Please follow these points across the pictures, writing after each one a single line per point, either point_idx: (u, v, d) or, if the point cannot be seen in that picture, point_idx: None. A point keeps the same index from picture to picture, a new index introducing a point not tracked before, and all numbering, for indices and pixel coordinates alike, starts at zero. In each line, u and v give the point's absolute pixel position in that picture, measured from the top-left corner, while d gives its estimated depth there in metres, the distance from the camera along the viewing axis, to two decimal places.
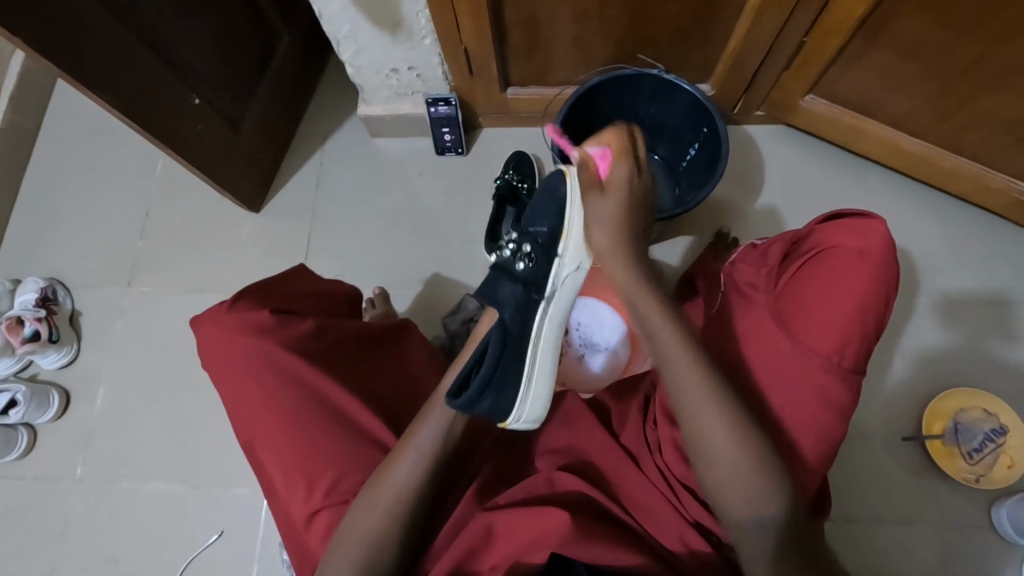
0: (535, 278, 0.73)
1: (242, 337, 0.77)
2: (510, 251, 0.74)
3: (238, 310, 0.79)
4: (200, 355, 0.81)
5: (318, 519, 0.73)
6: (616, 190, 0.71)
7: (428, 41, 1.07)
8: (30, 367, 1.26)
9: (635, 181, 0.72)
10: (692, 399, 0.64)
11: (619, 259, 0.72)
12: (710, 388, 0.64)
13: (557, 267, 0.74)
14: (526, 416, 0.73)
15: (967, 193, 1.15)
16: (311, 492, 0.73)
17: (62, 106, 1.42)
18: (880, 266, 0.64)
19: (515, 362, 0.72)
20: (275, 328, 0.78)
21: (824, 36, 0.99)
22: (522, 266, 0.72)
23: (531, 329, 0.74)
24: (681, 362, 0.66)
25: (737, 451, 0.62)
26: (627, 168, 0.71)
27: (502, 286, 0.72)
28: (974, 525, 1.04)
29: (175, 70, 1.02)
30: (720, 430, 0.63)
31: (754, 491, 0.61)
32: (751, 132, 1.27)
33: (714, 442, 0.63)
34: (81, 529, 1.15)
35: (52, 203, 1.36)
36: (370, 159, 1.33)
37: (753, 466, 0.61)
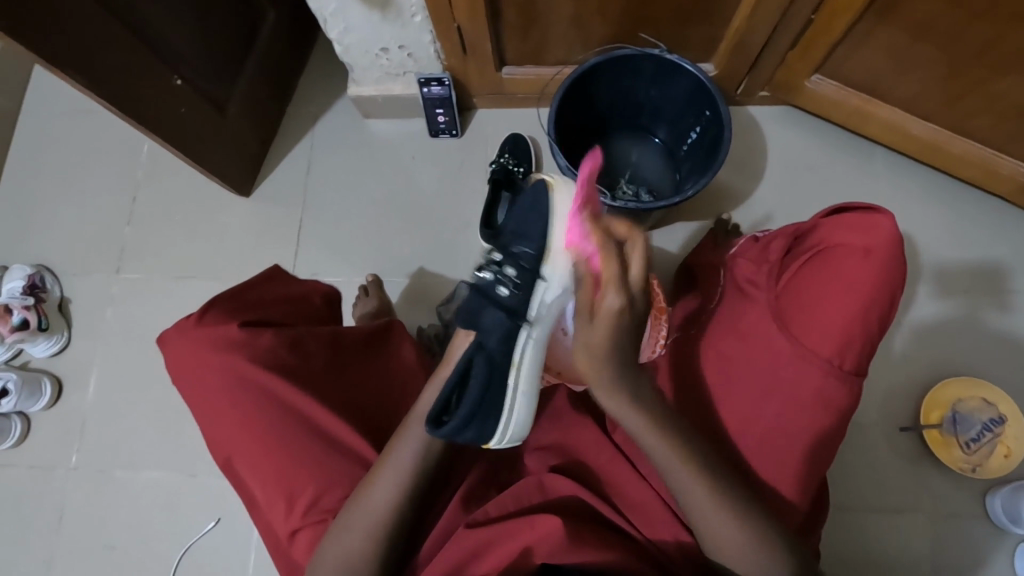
0: (520, 304, 0.68)
1: (212, 354, 0.76)
2: (490, 273, 0.69)
3: (206, 324, 0.78)
4: (173, 371, 0.80)
5: (299, 537, 0.73)
6: (601, 320, 0.58)
7: (419, 19, 1.02)
8: (21, 355, 1.24)
9: (625, 313, 0.57)
10: (696, 507, 0.62)
11: (594, 373, 0.61)
12: (699, 479, 0.62)
13: (542, 291, 0.69)
14: (511, 435, 0.71)
15: (976, 177, 1.12)
16: (291, 510, 0.73)
17: (42, 86, 1.37)
18: (885, 263, 0.62)
19: (499, 395, 0.68)
20: (243, 342, 0.77)
21: (832, 15, 0.95)
22: (505, 291, 0.68)
23: (515, 355, 0.69)
24: (658, 448, 0.62)
25: (725, 519, 0.61)
26: (613, 299, 0.57)
27: (485, 313, 0.68)
28: (968, 514, 1.05)
29: (154, 50, 0.98)
30: (728, 531, 0.61)
31: (743, 552, 0.61)
32: (754, 114, 1.23)
33: (710, 524, 0.62)
34: (80, 516, 1.15)
35: (37, 186, 1.32)
36: (361, 141, 1.29)
37: (751, 538, 0.61)
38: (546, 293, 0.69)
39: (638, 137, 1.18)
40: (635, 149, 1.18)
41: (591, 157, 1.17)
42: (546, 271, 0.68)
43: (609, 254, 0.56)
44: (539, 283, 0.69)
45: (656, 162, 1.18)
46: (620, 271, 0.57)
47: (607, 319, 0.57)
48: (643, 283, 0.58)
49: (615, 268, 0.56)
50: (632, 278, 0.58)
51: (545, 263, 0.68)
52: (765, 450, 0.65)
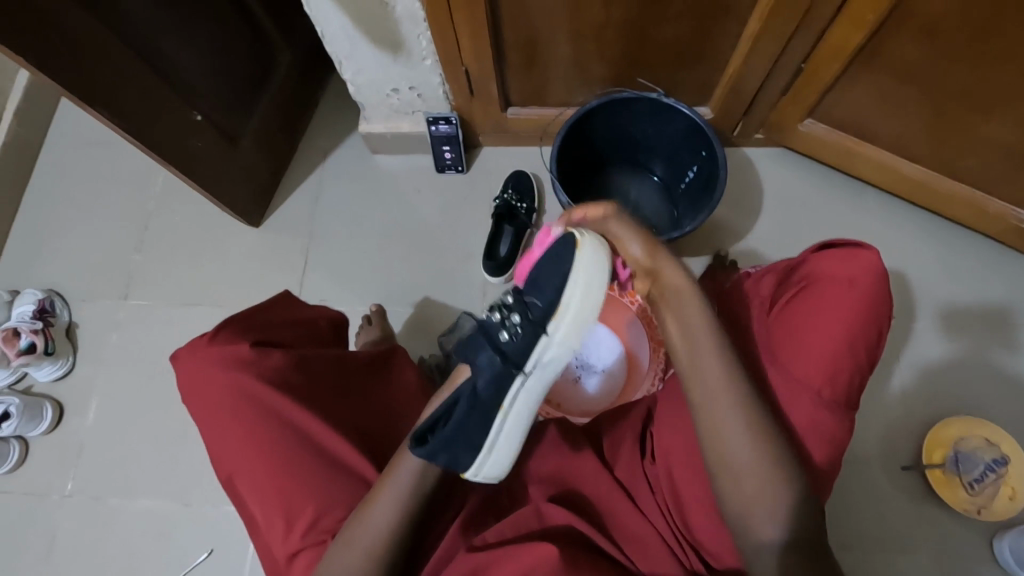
0: (515, 350, 0.68)
1: (220, 372, 0.77)
2: (498, 314, 0.71)
3: (218, 342, 0.79)
4: (181, 390, 0.81)
5: (298, 559, 0.72)
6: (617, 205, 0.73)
7: (429, 62, 1.08)
8: (25, 379, 1.25)
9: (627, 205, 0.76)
10: (707, 397, 0.62)
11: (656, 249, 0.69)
12: (720, 356, 0.63)
13: (543, 345, 0.69)
14: (484, 471, 0.71)
15: (967, 217, 1.15)
16: (290, 530, 0.72)
17: (67, 120, 1.43)
18: (871, 294, 0.63)
19: (476, 434, 0.68)
20: (253, 360, 0.78)
21: (820, 61, 1.00)
22: (505, 336, 0.69)
23: (505, 401, 0.69)
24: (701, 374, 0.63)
25: (756, 454, 0.59)
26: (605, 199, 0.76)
27: (479, 351, 0.69)
28: (975, 557, 1.02)
29: (174, 88, 1.03)
30: (738, 428, 0.60)
31: (756, 459, 0.59)
32: (750, 155, 1.27)
33: (724, 423, 0.61)
34: (71, 543, 1.14)
35: (54, 214, 1.36)
36: (369, 175, 1.33)
37: (762, 443, 0.60)
38: (547, 350, 0.69)
39: (637, 174, 1.22)
40: (633, 184, 1.22)
41: (591, 192, 1.20)
42: (550, 326, 0.68)
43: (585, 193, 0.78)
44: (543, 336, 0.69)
45: (654, 199, 1.21)
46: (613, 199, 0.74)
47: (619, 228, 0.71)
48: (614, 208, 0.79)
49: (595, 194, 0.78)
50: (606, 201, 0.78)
51: (551, 318, 0.69)
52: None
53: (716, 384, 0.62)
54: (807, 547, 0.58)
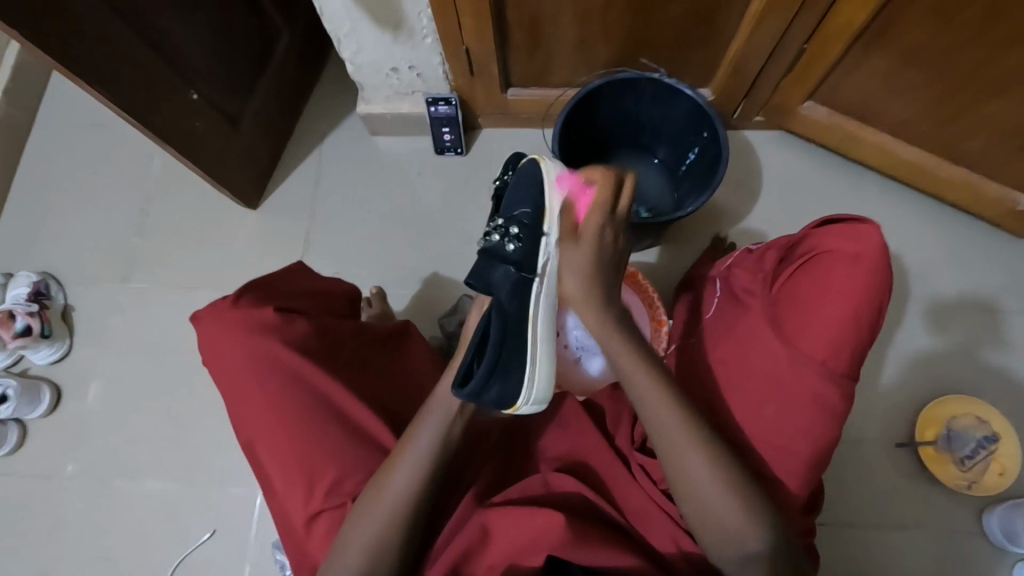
0: (527, 257, 0.70)
1: (245, 336, 0.76)
2: (496, 235, 0.70)
3: (241, 306, 0.78)
4: (201, 353, 0.80)
5: (319, 522, 0.72)
6: (586, 241, 0.69)
7: (430, 41, 1.06)
8: (22, 362, 1.24)
9: (607, 227, 0.69)
10: (665, 435, 0.65)
11: (582, 299, 0.71)
12: (670, 404, 0.66)
13: (546, 246, 0.70)
14: (535, 397, 0.73)
15: (965, 201, 1.16)
16: (310, 495, 0.72)
17: (58, 99, 1.41)
18: (876, 269, 0.62)
19: (518, 352, 0.72)
20: (275, 325, 0.77)
21: (824, 41, 1.00)
22: (511, 248, 0.69)
23: (529, 309, 0.73)
24: (686, 450, 0.64)
25: (723, 489, 0.62)
26: (597, 221, 0.69)
27: (494, 270, 0.71)
28: (965, 531, 1.05)
29: (173, 66, 1.01)
30: (699, 466, 0.63)
31: (719, 500, 0.62)
32: (750, 138, 1.28)
33: (683, 462, 0.64)
34: (73, 524, 1.14)
35: (46, 196, 1.34)
36: (368, 157, 1.32)
37: (723, 480, 0.62)
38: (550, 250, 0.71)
39: (640, 155, 1.22)
40: (635, 166, 1.22)
41: None
42: (548, 228, 0.70)
43: (607, 181, 0.67)
44: (543, 239, 0.71)
45: (657, 181, 1.21)
46: (611, 204, 0.68)
47: (592, 239, 0.69)
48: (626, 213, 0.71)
49: (606, 197, 0.68)
50: (620, 208, 0.70)
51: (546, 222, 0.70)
52: (769, 446, 0.66)
53: (704, 459, 0.63)
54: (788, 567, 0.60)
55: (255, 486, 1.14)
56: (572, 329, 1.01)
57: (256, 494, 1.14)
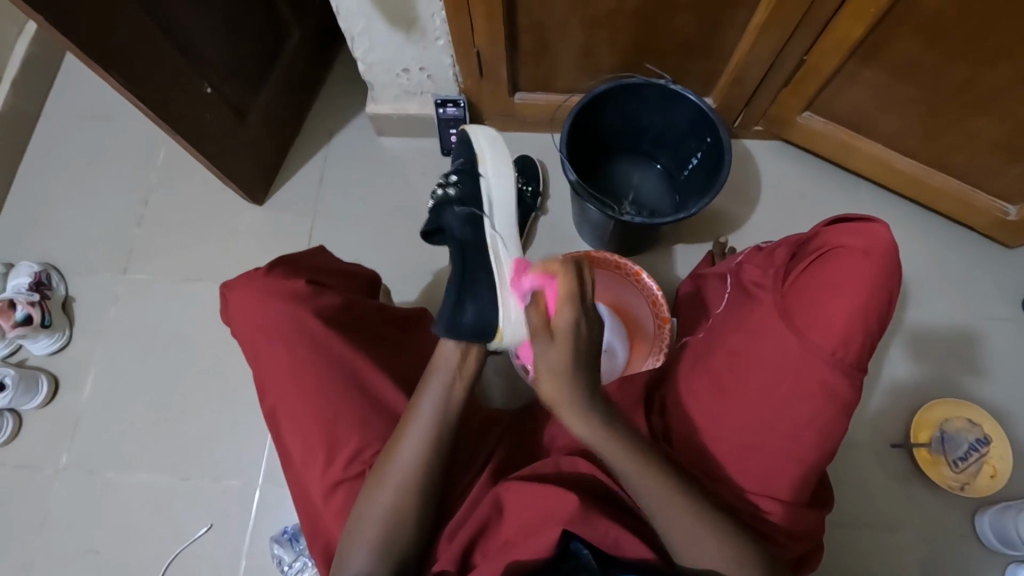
0: (466, 193, 0.86)
1: (276, 305, 0.79)
2: (443, 190, 0.90)
3: (273, 276, 0.82)
4: (230, 319, 0.83)
5: (338, 492, 0.75)
6: (558, 338, 0.63)
7: (441, 43, 1.09)
8: (19, 352, 1.23)
9: (578, 328, 0.63)
10: (655, 507, 0.66)
11: (555, 398, 0.65)
12: (657, 481, 0.66)
13: (482, 184, 0.87)
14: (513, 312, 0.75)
15: (955, 212, 1.20)
16: (331, 463, 0.75)
17: (65, 92, 1.41)
18: (883, 264, 0.65)
19: (482, 266, 0.78)
20: (306, 296, 0.81)
21: (822, 54, 1.04)
22: (452, 191, 0.88)
23: (486, 237, 0.82)
24: (651, 487, 0.66)
25: (717, 547, 0.64)
26: (565, 316, 0.63)
27: (445, 215, 0.85)
28: (958, 532, 1.07)
29: (186, 57, 1.02)
30: (692, 532, 0.65)
31: (720, 559, 0.64)
32: (749, 146, 1.32)
33: (678, 529, 0.65)
34: (66, 516, 1.13)
35: (50, 187, 1.34)
36: (375, 157, 1.34)
37: (716, 536, 0.65)
38: (488, 185, 0.87)
39: (642, 162, 1.27)
40: (638, 172, 1.26)
41: (595, 179, 1.24)
42: (477, 169, 0.87)
43: (567, 271, 0.63)
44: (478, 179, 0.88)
45: (657, 186, 1.26)
46: (577, 292, 0.63)
47: (563, 337, 0.63)
48: (591, 308, 0.65)
49: (571, 288, 0.63)
50: (582, 307, 0.63)
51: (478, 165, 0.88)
52: (780, 437, 0.68)
53: (663, 496, 0.65)
54: None
55: (253, 480, 1.14)
56: None
57: (255, 488, 1.13)
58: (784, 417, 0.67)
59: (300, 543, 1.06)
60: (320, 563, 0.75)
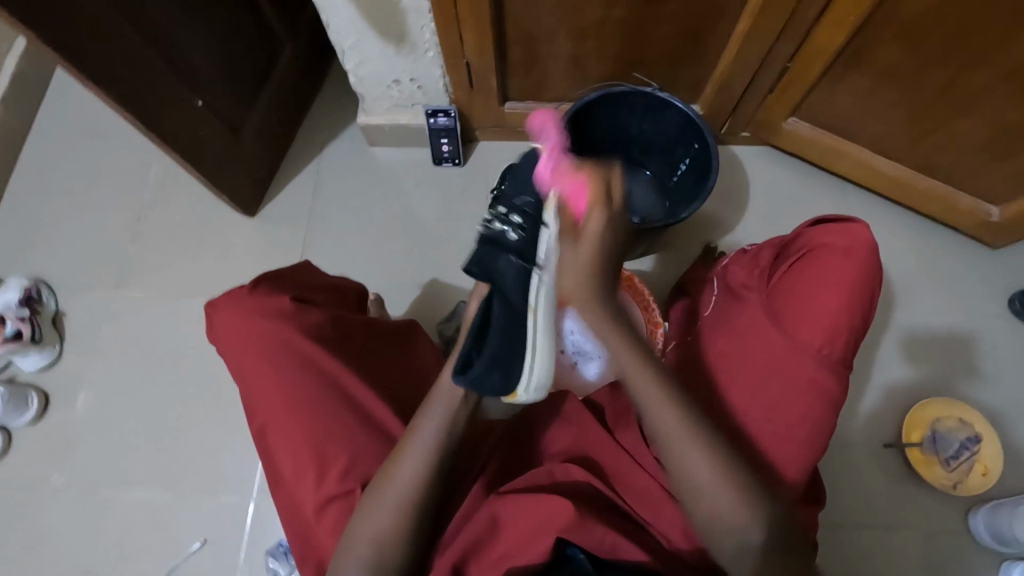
0: (527, 246, 0.78)
1: (262, 322, 0.79)
2: (498, 225, 0.81)
3: (258, 294, 0.82)
4: (215, 340, 0.83)
5: (330, 508, 0.74)
6: (588, 235, 0.73)
7: (432, 54, 1.10)
8: (10, 368, 1.22)
9: (608, 224, 0.74)
10: (665, 429, 0.66)
11: (584, 292, 0.72)
12: (666, 398, 0.67)
13: (545, 235, 0.78)
14: (535, 382, 0.75)
15: (939, 213, 1.22)
16: (321, 478, 0.74)
17: (55, 107, 1.41)
18: (864, 263, 0.68)
19: (519, 333, 0.75)
20: (292, 313, 0.81)
21: (806, 61, 1.06)
22: (513, 236, 0.79)
23: (529, 297, 0.76)
24: (673, 437, 0.65)
25: (718, 480, 0.63)
26: (596, 213, 0.74)
27: (498, 260, 0.78)
28: (953, 532, 1.08)
29: (179, 72, 1.03)
30: (696, 456, 0.64)
31: (723, 492, 0.63)
32: (738, 152, 1.33)
33: (683, 456, 0.65)
34: (57, 534, 1.11)
35: (40, 202, 1.34)
36: (367, 167, 1.35)
37: (718, 471, 0.63)
38: (547, 239, 0.78)
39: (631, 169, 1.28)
40: None
41: None
42: (545, 218, 0.78)
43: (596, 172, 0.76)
44: (542, 230, 0.79)
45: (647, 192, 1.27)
46: (607, 193, 0.75)
47: (595, 230, 0.73)
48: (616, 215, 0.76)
49: (602, 188, 0.75)
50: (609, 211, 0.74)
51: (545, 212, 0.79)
52: (774, 438, 0.67)
53: (670, 414, 0.66)
54: (789, 554, 0.61)
55: (248, 494, 1.13)
56: (569, 335, 1.04)
57: (249, 501, 1.12)
58: (777, 415, 0.67)
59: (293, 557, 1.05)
60: None
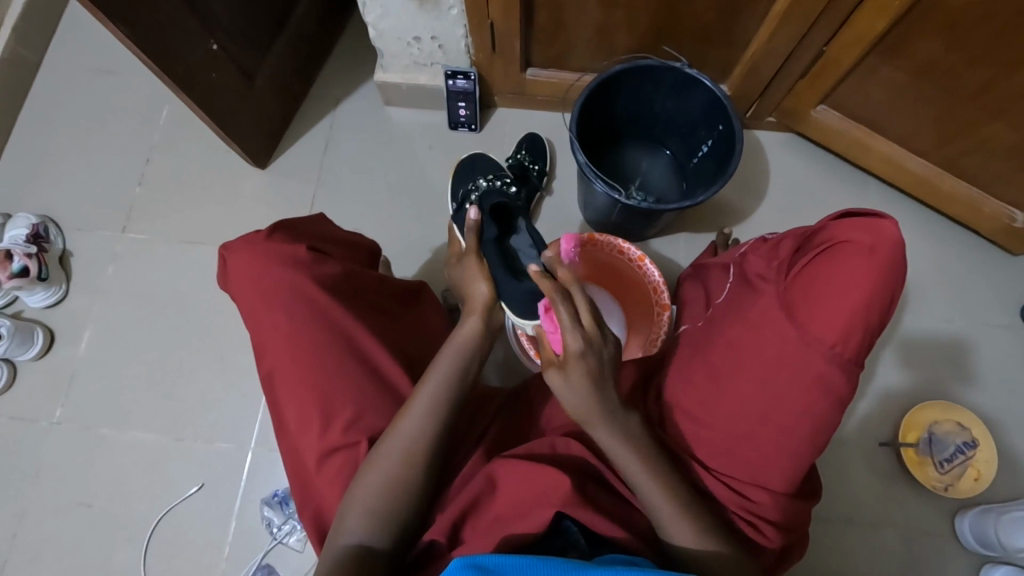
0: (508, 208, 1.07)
1: (277, 269, 0.78)
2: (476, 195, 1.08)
3: (274, 240, 0.81)
4: (227, 283, 0.82)
5: (332, 459, 0.74)
6: (572, 365, 0.67)
7: (455, 12, 1.06)
8: (16, 303, 1.23)
9: (588, 349, 0.67)
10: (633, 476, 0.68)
11: (584, 415, 0.68)
12: (636, 455, 0.68)
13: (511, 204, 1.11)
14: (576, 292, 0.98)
15: (963, 216, 1.19)
16: (327, 428, 0.75)
17: (67, 42, 1.38)
18: (891, 259, 0.63)
19: None
20: (306, 262, 0.80)
21: (842, 47, 1.01)
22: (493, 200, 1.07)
23: None
24: (632, 465, 0.68)
25: (681, 518, 0.66)
26: (574, 340, 0.67)
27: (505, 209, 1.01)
28: (937, 533, 1.09)
29: (195, 13, 0.99)
30: (664, 505, 0.66)
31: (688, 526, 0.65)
32: (761, 138, 1.30)
33: (650, 501, 0.67)
34: (58, 469, 1.14)
35: (50, 138, 1.32)
36: (381, 126, 1.32)
37: (681, 511, 0.66)
38: None
39: (651, 148, 1.25)
40: (647, 159, 1.25)
41: (603, 163, 1.23)
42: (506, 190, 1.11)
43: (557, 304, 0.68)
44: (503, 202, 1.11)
45: (665, 173, 1.24)
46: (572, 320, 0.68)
47: (575, 364, 0.67)
48: (593, 320, 0.69)
49: (564, 315, 0.68)
50: (583, 322, 0.68)
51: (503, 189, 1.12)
52: (774, 429, 0.68)
53: (640, 467, 0.68)
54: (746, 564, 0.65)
55: (246, 443, 1.15)
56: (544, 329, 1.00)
57: (247, 450, 1.14)
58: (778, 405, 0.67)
59: (289, 506, 1.08)
60: (310, 528, 0.75)
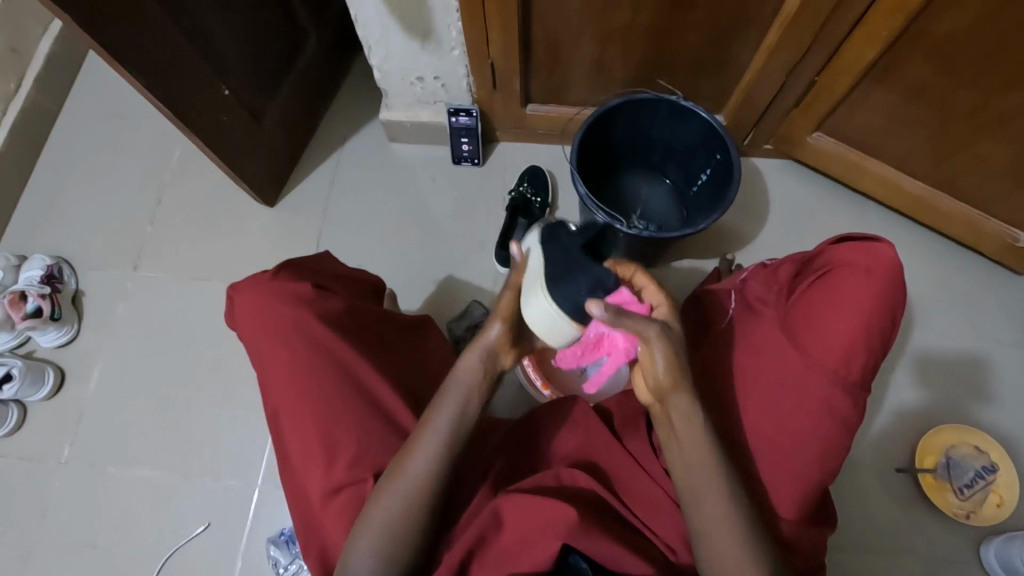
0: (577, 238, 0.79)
1: (283, 306, 0.80)
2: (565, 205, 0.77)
3: (280, 279, 0.83)
4: (235, 322, 0.83)
5: (337, 496, 0.74)
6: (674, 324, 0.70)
7: (456, 53, 1.10)
8: (28, 343, 1.25)
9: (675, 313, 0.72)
10: (695, 487, 0.65)
11: (680, 381, 0.67)
12: (706, 461, 0.65)
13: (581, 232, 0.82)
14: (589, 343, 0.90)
15: (965, 237, 1.19)
16: (331, 465, 0.74)
17: (85, 91, 1.44)
18: (889, 281, 0.64)
19: None
20: (311, 299, 0.82)
21: (834, 75, 1.04)
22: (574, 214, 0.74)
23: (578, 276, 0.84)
24: (699, 473, 0.65)
25: (734, 538, 0.63)
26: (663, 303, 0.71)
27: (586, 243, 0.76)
28: (963, 562, 1.05)
29: (209, 60, 1.04)
30: (719, 519, 0.63)
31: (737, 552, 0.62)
32: (758, 164, 1.32)
33: (704, 517, 0.64)
34: (64, 511, 1.13)
35: (66, 182, 1.37)
36: (386, 162, 1.35)
37: (737, 531, 0.63)
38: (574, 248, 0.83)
39: (651, 178, 1.27)
40: (647, 188, 1.27)
41: (604, 192, 1.24)
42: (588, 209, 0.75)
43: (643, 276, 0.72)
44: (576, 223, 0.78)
45: (665, 201, 1.26)
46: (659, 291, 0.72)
47: (674, 324, 0.70)
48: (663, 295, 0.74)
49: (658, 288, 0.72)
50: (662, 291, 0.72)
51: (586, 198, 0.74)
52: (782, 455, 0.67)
53: (704, 473, 0.65)
54: None
55: (253, 480, 1.14)
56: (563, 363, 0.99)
57: (254, 487, 1.13)
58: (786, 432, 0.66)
59: (295, 546, 1.06)
60: (315, 568, 0.74)
